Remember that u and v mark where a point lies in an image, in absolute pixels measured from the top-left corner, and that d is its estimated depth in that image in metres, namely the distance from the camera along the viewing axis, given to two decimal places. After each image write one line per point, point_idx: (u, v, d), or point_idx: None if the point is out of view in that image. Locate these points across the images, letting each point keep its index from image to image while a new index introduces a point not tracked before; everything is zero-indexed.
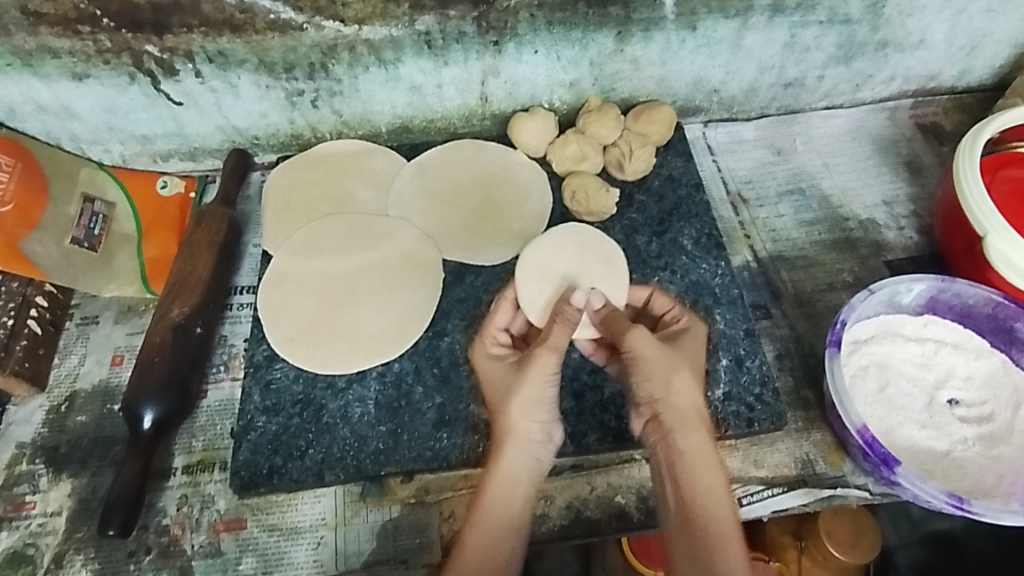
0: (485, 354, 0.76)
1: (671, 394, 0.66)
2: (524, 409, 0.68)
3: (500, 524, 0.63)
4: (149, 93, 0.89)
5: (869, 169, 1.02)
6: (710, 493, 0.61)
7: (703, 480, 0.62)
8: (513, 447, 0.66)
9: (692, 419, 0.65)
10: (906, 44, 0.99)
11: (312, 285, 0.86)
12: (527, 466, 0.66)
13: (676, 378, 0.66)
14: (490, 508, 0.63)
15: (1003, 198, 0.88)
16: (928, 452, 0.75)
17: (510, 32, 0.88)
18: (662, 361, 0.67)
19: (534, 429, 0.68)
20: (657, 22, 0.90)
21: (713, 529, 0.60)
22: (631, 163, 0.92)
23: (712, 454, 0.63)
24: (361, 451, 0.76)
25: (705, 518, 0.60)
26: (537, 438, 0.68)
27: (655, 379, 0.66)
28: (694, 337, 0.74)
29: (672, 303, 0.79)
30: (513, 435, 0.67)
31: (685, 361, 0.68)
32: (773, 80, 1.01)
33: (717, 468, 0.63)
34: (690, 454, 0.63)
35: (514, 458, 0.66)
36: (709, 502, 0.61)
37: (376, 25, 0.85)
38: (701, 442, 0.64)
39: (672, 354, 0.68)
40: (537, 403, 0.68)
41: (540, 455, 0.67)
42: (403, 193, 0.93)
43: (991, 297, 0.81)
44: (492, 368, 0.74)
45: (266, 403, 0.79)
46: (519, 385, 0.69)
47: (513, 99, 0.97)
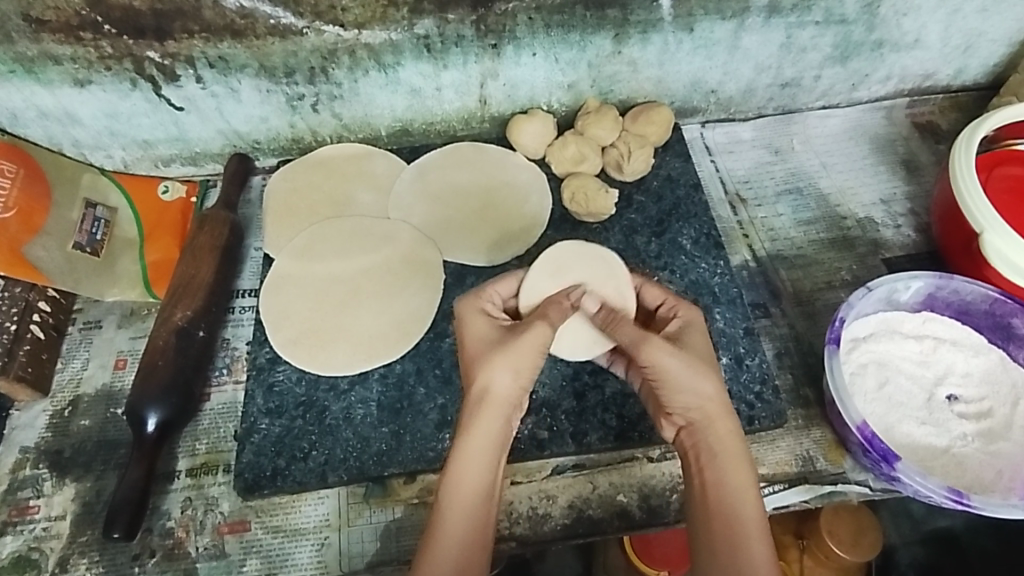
0: (475, 308, 0.71)
1: (704, 399, 0.64)
2: (501, 373, 0.64)
3: (471, 498, 0.61)
4: (150, 98, 0.90)
5: (866, 167, 1.03)
6: (739, 493, 0.61)
7: (734, 480, 0.62)
8: (486, 411, 0.63)
9: (722, 420, 0.64)
10: (901, 43, 1.00)
11: (315, 287, 0.86)
12: (496, 431, 0.63)
13: (706, 381, 0.65)
14: (463, 479, 0.61)
15: (999, 196, 0.89)
16: (927, 449, 0.75)
17: (508, 35, 0.89)
18: (687, 368, 0.65)
19: (508, 394, 0.65)
20: (655, 24, 0.91)
21: (739, 530, 0.60)
22: (630, 164, 0.93)
23: (741, 452, 0.63)
24: (364, 452, 0.76)
25: (733, 517, 0.60)
26: (511, 404, 0.65)
27: (683, 390, 0.65)
28: (698, 329, 0.71)
29: (665, 296, 0.76)
30: (486, 399, 0.64)
31: (705, 361, 0.67)
32: (770, 80, 1.01)
33: (747, 469, 0.62)
34: (722, 456, 0.63)
35: (485, 426, 0.63)
36: (739, 502, 0.61)
37: (376, 29, 0.86)
38: (733, 443, 0.64)
39: (692, 353, 0.67)
40: (518, 366, 0.65)
41: (509, 420, 0.65)
42: (403, 196, 0.94)
43: (989, 293, 0.81)
44: (480, 327, 0.69)
45: (269, 405, 0.79)
46: (505, 348, 0.65)
47: (512, 101, 0.98)
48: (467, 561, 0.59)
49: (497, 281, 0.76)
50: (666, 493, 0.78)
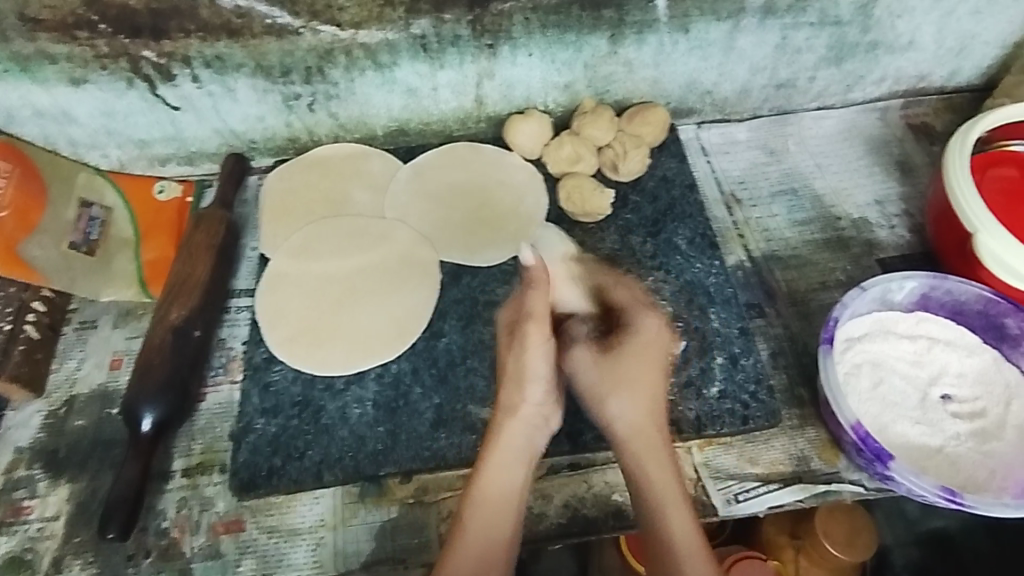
0: (506, 329, 0.76)
1: (614, 417, 0.72)
2: (523, 393, 0.71)
3: (498, 508, 0.66)
4: (146, 97, 0.90)
5: (861, 168, 1.04)
6: (674, 502, 0.68)
7: (666, 498, 0.68)
8: (512, 427, 0.70)
9: (643, 433, 0.71)
10: (895, 45, 1.00)
11: (310, 286, 0.86)
12: (522, 445, 0.69)
13: (624, 397, 0.73)
14: (488, 489, 0.67)
15: (993, 197, 0.89)
16: (921, 448, 0.76)
17: (505, 35, 0.89)
18: (606, 383, 0.73)
19: (533, 413, 0.71)
20: (650, 25, 0.91)
21: (674, 540, 0.66)
22: (626, 163, 0.94)
23: (671, 465, 0.70)
24: (359, 451, 0.76)
25: (666, 527, 0.67)
26: (536, 422, 0.71)
27: (598, 400, 0.73)
28: (648, 340, 0.76)
29: (631, 297, 0.80)
30: (512, 416, 0.70)
31: (634, 378, 0.73)
32: (766, 81, 1.02)
33: (677, 490, 0.68)
34: (650, 468, 0.69)
35: (512, 442, 0.69)
36: (674, 512, 0.67)
37: (372, 29, 0.86)
38: (665, 464, 0.70)
39: (616, 370, 0.74)
40: (539, 385, 0.71)
41: (534, 438, 0.71)
42: (400, 195, 0.94)
43: (982, 294, 0.82)
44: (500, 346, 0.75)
45: (264, 405, 0.79)
46: (524, 368, 0.71)
47: (508, 101, 0.98)
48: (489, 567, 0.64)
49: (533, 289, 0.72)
50: None
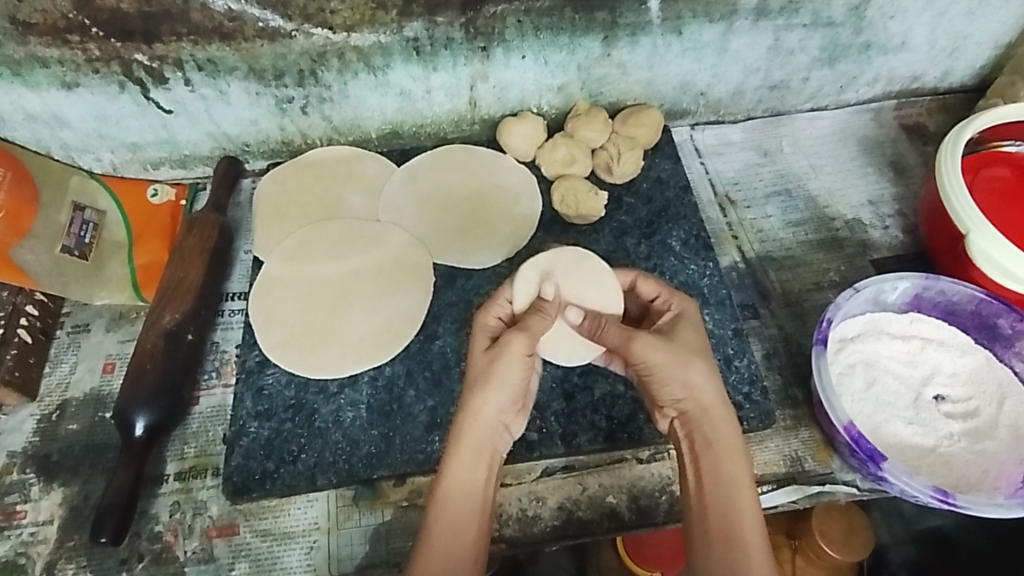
0: (484, 328, 0.72)
1: (693, 390, 0.66)
2: (489, 393, 0.65)
3: (464, 510, 0.62)
4: (138, 101, 0.89)
5: (854, 169, 1.04)
6: (736, 488, 0.62)
7: (730, 474, 0.63)
8: (472, 430, 0.65)
9: (716, 412, 0.65)
10: (888, 46, 1.00)
11: (304, 289, 0.86)
12: (480, 449, 0.65)
13: (694, 372, 0.66)
14: (453, 494, 0.62)
15: (985, 197, 0.89)
16: (914, 448, 0.76)
17: (498, 37, 0.89)
18: (674, 359, 0.67)
19: (494, 414, 0.66)
20: (643, 26, 0.91)
21: (734, 528, 0.60)
22: (620, 165, 0.93)
23: (737, 444, 0.64)
24: (353, 454, 0.76)
25: (728, 514, 0.61)
26: (496, 424, 0.67)
27: (672, 379, 0.66)
28: (689, 322, 0.71)
29: (661, 289, 0.76)
30: (475, 417, 0.65)
31: (698, 354, 0.68)
32: (759, 83, 1.02)
33: (742, 463, 0.63)
34: (719, 448, 0.64)
35: (475, 442, 0.65)
36: (733, 497, 0.62)
37: (365, 32, 0.86)
38: (729, 433, 0.65)
39: (680, 348, 0.67)
40: (504, 387, 0.66)
41: (493, 440, 0.67)
42: (394, 198, 0.94)
43: (975, 294, 0.82)
44: (478, 346, 0.70)
45: (258, 408, 0.79)
46: (491, 370, 0.66)
47: (502, 104, 0.98)
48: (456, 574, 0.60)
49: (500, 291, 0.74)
50: (655, 494, 0.78)
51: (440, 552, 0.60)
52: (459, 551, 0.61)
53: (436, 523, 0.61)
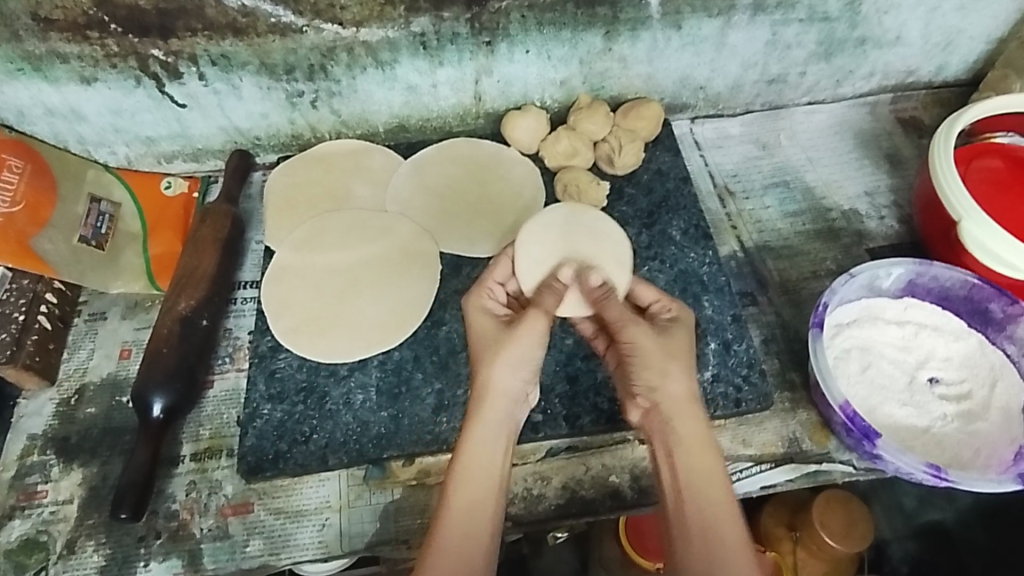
0: (479, 306, 0.74)
1: (668, 382, 0.68)
2: (506, 371, 0.68)
3: (481, 488, 0.64)
4: (154, 95, 0.92)
5: (851, 161, 1.06)
6: (706, 482, 0.64)
7: (700, 467, 0.64)
8: (490, 406, 0.67)
9: (687, 406, 0.67)
10: (883, 40, 1.03)
11: (314, 278, 0.89)
12: (500, 425, 0.67)
13: (673, 367, 0.68)
14: (473, 471, 0.64)
15: (978, 186, 0.91)
16: (908, 428, 0.78)
17: (502, 32, 0.92)
18: (658, 353, 0.69)
19: (513, 389, 0.69)
20: (644, 22, 0.93)
21: (709, 523, 0.62)
22: (621, 157, 0.96)
23: (708, 443, 0.66)
24: (363, 435, 0.79)
25: (700, 510, 0.63)
26: (516, 399, 0.69)
27: (653, 369, 0.68)
28: (684, 325, 0.73)
29: (659, 295, 0.77)
30: (491, 392, 0.68)
31: (681, 352, 0.70)
32: (757, 77, 1.04)
33: (710, 457, 0.65)
34: (686, 444, 0.66)
35: (491, 419, 0.67)
36: (707, 495, 0.63)
37: (374, 27, 0.88)
38: (694, 427, 0.66)
39: (669, 343, 0.70)
40: (520, 364, 0.69)
41: (510, 413, 0.69)
42: (400, 190, 0.96)
43: (967, 279, 0.84)
44: (484, 321, 0.72)
45: (270, 391, 0.81)
46: (506, 344, 0.69)
47: (506, 97, 1.00)
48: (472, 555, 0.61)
49: (495, 265, 0.79)
50: None
51: (463, 527, 0.62)
52: (482, 526, 0.63)
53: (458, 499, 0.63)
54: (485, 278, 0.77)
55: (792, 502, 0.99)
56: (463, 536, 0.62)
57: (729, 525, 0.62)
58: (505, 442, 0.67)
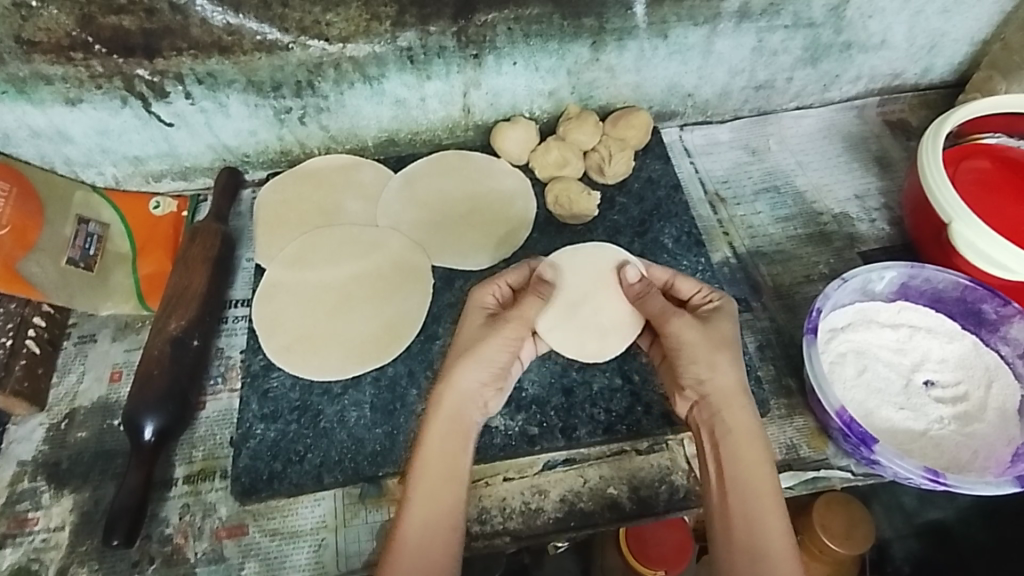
0: (479, 302, 0.74)
1: (716, 374, 0.69)
2: (470, 372, 0.70)
3: (443, 480, 0.65)
4: (141, 115, 0.92)
5: (841, 165, 1.06)
6: (753, 475, 0.64)
7: (747, 457, 0.65)
8: (448, 398, 0.69)
9: (735, 397, 0.68)
10: (868, 44, 1.03)
11: (307, 295, 0.89)
12: (455, 422, 0.68)
13: (719, 357, 0.69)
14: (431, 467, 0.66)
15: (969, 187, 0.91)
16: (906, 432, 0.78)
17: (489, 45, 0.92)
18: (703, 343, 0.70)
19: (471, 389, 0.70)
20: (630, 31, 0.94)
21: (754, 518, 0.63)
22: (611, 166, 0.97)
23: (756, 436, 0.66)
24: (358, 453, 0.78)
25: (747, 505, 0.63)
26: (474, 398, 0.71)
27: (699, 362, 0.69)
28: (727, 316, 0.73)
29: (700, 285, 0.77)
30: (451, 388, 0.69)
31: (726, 343, 0.70)
32: (744, 83, 1.05)
33: (758, 450, 0.66)
34: (735, 434, 0.67)
35: (449, 412, 0.68)
36: (758, 490, 0.64)
37: (360, 42, 0.88)
38: (744, 418, 0.67)
39: (714, 335, 0.70)
40: (483, 365, 0.70)
41: (470, 411, 0.70)
42: (391, 204, 0.97)
43: (959, 281, 0.84)
44: (470, 317, 0.74)
45: (263, 411, 0.81)
46: (475, 344, 0.70)
47: (494, 109, 1.00)
48: (432, 548, 0.63)
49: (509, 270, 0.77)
50: (655, 484, 0.79)
51: (423, 522, 0.64)
52: (439, 523, 0.64)
53: (416, 496, 0.64)
54: (498, 273, 0.76)
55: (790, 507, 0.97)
56: (422, 531, 0.63)
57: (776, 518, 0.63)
58: (463, 439, 0.68)
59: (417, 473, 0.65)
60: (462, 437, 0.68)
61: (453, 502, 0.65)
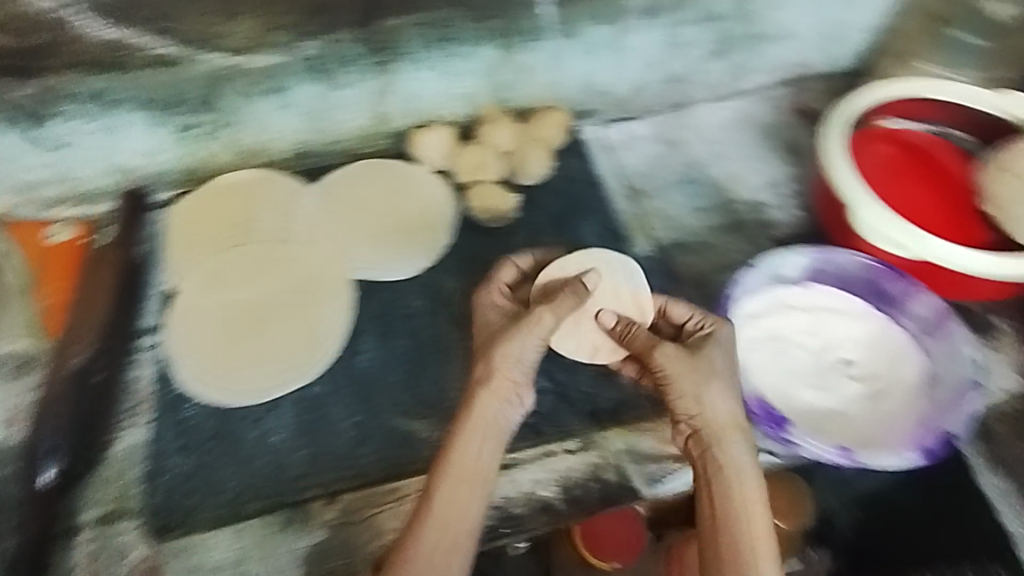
0: (489, 301, 0.80)
1: (703, 404, 0.70)
2: (498, 381, 0.71)
3: (466, 486, 0.66)
4: (30, 137, 0.85)
5: (755, 154, 1.07)
6: (744, 493, 0.66)
7: (736, 477, 0.67)
8: (484, 399, 0.70)
9: (729, 425, 0.70)
10: (774, 35, 1.04)
11: (221, 317, 0.86)
12: (484, 429, 0.69)
13: (708, 391, 0.71)
14: (459, 468, 0.67)
15: (874, 171, 0.93)
16: (819, 412, 0.80)
17: (399, 51, 0.90)
18: (690, 372, 0.72)
19: (507, 385, 0.72)
20: (541, 32, 0.94)
21: (744, 542, 0.64)
22: (529, 164, 0.97)
23: (749, 456, 0.68)
24: (279, 477, 0.77)
25: (736, 524, 0.65)
26: (497, 392, 0.71)
27: (686, 392, 0.71)
28: (723, 346, 0.75)
29: (692, 311, 0.79)
30: (490, 386, 0.71)
31: (715, 373, 0.72)
32: (659, 77, 1.04)
33: (750, 470, 0.68)
34: (729, 449, 0.68)
35: (481, 418, 0.70)
36: (749, 512, 0.65)
37: (263, 54, 0.85)
38: (738, 441, 0.69)
39: (699, 364, 0.72)
40: (518, 359, 0.72)
41: (503, 416, 0.71)
42: (307, 217, 0.95)
43: (862, 261, 0.87)
44: (490, 317, 0.78)
45: (178, 443, 0.78)
46: (505, 337, 0.73)
47: (409, 114, 0.98)
48: (446, 552, 0.64)
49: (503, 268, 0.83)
50: (584, 482, 0.80)
51: (444, 526, 0.65)
52: (461, 527, 0.65)
53: (441, 500, 0.66)
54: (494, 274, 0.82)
55: None
56: (439, 537, 0.64)
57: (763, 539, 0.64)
58: (493, 449, 0.69)
59: (445, 474, 0.67)
60: (495, 444, 0.69)
61: (474, 509, 0.66)
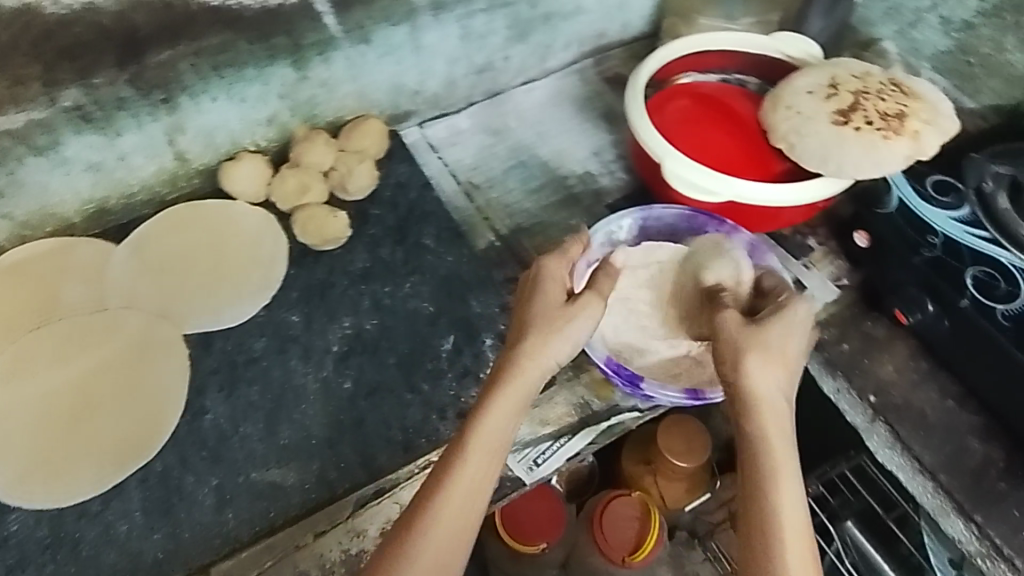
0: (553, 274, 0.73)
1: (767, 376, 0.65)
2: (528, 387, 0.67)
3: (482, 471, 0.63)
4: None
5: (574, 128, 1.09)
6: (773, 459, 0.61)
7: (772, 435, 0.63)
8: (508, 387, 0.66)
9: (776, 396, 0.64)
10: (565, 12, 1.07)
11: (36, 411, 0.77)
12: (504, 423, 0.65)
13: (772, 364, 0.65)
14: (473, 449, 0.63)
15: (676, 127, 0.98)
16: (672, 359, 0.85)
17: (177, 85, 0.83)
18: (757, 343, 0.67)
19: (549, 363, 0.68)
20: (330, 43, 0.90)
21: (764, 503, 0.60)
22: (353, 181, 0.94)
23: (785, 417, 0.64)
24: (137, 567, 0.71)
25: (764, 487, 0.61)
26: (545, 375, 0.68)
27: (758, 367, 0.65)
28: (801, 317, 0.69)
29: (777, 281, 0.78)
30: (527, 362, 0.67)
31: (787, 350, 0.67)
32: (465, 70, 1.05)
33: (784, 433, 0.63)
34: (762, 406, 0.64)
35: (504, 405, 0.65)
36: (775, 480, 0.61)
37: (13, 113, 0.76)
38: (780, 405, 0.64)
39: (767, 334, 0.67)
40: (563, 338, 0.69)
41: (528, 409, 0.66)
42: (118, 280, 0.86)
43: (682, 212, 0.94)
44: (552, 292, 0.72)
45: (7, 563, 0.71)
46: (555, 316, 0.70)
47: (213, 150, 0.92)
48: (445, 544, 0.60)
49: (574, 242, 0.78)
50: None
51: (448, 517, 0.61)
52: (465, 515, 0.61)
53: (449, 490, 0.62)
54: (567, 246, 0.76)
55: (639, 440, 1.04)
56: (447, 526, 0.61)
57: (791, 528, 0.59)
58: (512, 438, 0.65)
59: (460, 452, 0.63)
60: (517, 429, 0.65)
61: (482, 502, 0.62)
